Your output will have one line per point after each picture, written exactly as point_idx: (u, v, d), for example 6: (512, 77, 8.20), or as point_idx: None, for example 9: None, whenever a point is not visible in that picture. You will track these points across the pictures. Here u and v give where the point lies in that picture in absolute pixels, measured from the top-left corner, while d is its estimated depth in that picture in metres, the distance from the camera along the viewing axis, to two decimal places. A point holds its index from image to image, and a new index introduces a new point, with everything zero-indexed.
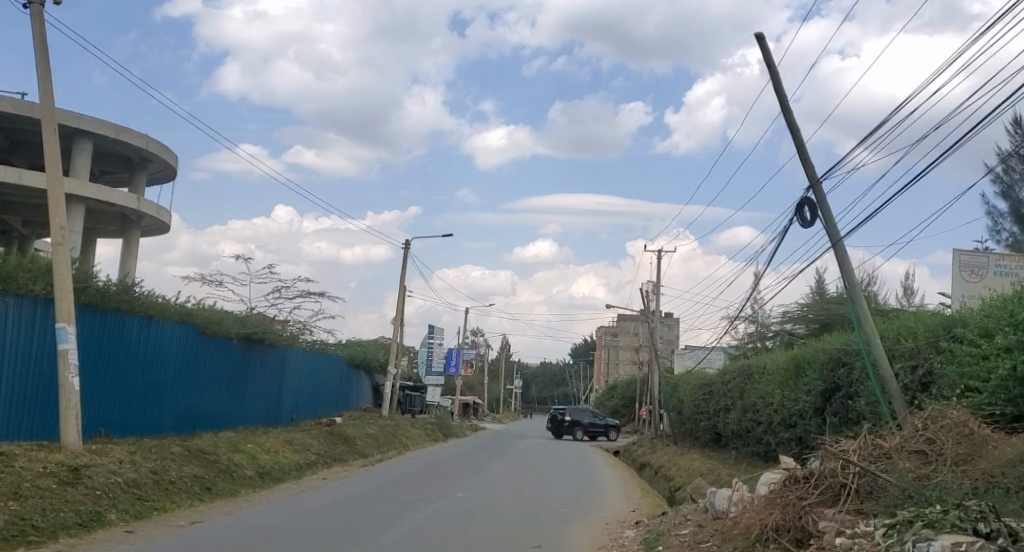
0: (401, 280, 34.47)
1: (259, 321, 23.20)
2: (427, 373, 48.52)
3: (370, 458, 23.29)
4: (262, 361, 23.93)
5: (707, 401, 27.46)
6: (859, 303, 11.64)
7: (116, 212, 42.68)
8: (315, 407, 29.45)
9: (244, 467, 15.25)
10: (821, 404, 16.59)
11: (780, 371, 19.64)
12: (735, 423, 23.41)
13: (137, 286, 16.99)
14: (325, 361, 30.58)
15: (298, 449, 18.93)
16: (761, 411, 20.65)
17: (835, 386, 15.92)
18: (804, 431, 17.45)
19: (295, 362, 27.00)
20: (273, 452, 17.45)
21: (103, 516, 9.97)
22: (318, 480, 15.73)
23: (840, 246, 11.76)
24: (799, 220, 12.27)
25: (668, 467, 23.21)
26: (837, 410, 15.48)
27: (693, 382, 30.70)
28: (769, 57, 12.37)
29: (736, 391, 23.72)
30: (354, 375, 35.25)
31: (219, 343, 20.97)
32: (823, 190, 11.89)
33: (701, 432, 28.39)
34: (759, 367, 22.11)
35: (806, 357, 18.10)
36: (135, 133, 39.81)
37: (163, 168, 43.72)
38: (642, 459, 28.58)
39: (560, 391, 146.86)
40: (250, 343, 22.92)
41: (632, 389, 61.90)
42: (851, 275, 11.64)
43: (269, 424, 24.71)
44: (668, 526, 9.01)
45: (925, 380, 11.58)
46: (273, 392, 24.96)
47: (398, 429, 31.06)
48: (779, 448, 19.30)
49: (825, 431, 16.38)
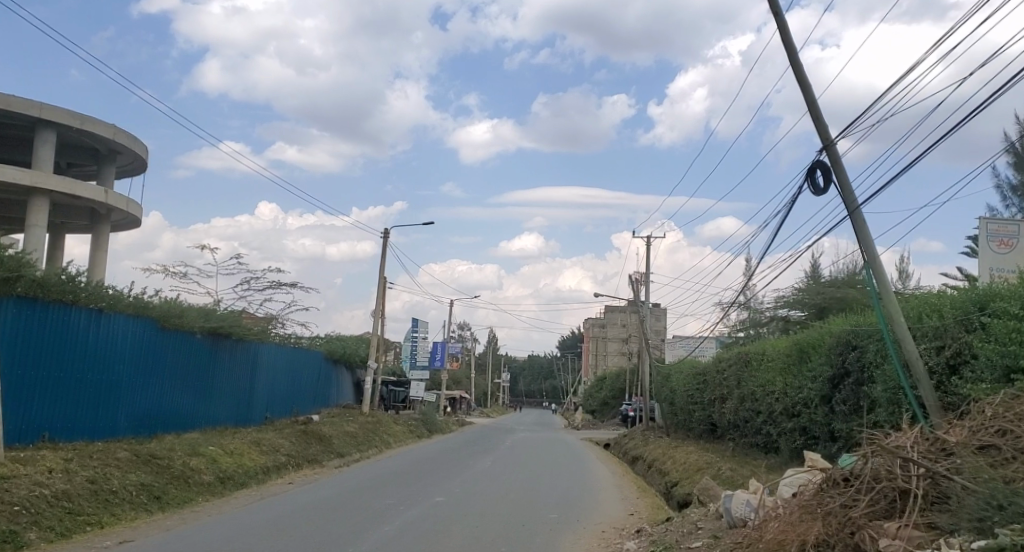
0: (381, 270, 33.00)
1: (226, 315, 21.79)
2: (411, 368, 47.16)
3: (346, 457, 21.91)
4: (230, 357, 22.52)
5: (701, 391, 26.28)
6: (881, 276, 10.43)
7: (84, 206, 40.96)
8: (292, 405, 28.08)
9: (202, 473, 13.87)
10: (829, 392, 15.40)
11: (781, 357, 18.44)
12: (732, 413, 22.18)
13: (81, 275, 15.55)
14: (301, 357, 29.18)
15: (266, 450, 17.53)
16: (761, 400, 19.45)
17: (845, 372, 14.72)
18: (810, 421, 16.26)
19: (268, 358, 25.58)
20: (237, 454, 16.04)
21: (18, 537, 8.58)
22: (284, 485, 14.36)
23: (858, 215, 10.54)
24: (810, 187, 11.03)
25: (662, 461, 21.96)
26: (849, 398, 14.30)
27: (686, 371, 29.50)
28: (775, 5, 11.10)
29: (732, 380, 22.54)
30: (333, 371, 33.91)
31: (181, 338, 19.56)
32: (837, 153, 10.67)
33: (695, 423, 27.21)
34: (757, 354, 20.88)
35: (809, 341, 16.91)
36: (101, 123, 38.11)
37: (133, 160, 42.03)
38: (635, 451, 27.32)
39: (548, 385, 145.74)
40: (217, 338, 21.51)
41: (621, 380, 60.72)
42: (871, 246, 10.44)
43: (241, 423, 23.35)
44: (676, 537, 7.70)
45: (955, 361, 10.43)
46: (244, 390, 23.59)
47: (379, 427, 29.64)
48: (780, 439, 18.14)
49: (833, 420, 15.22)
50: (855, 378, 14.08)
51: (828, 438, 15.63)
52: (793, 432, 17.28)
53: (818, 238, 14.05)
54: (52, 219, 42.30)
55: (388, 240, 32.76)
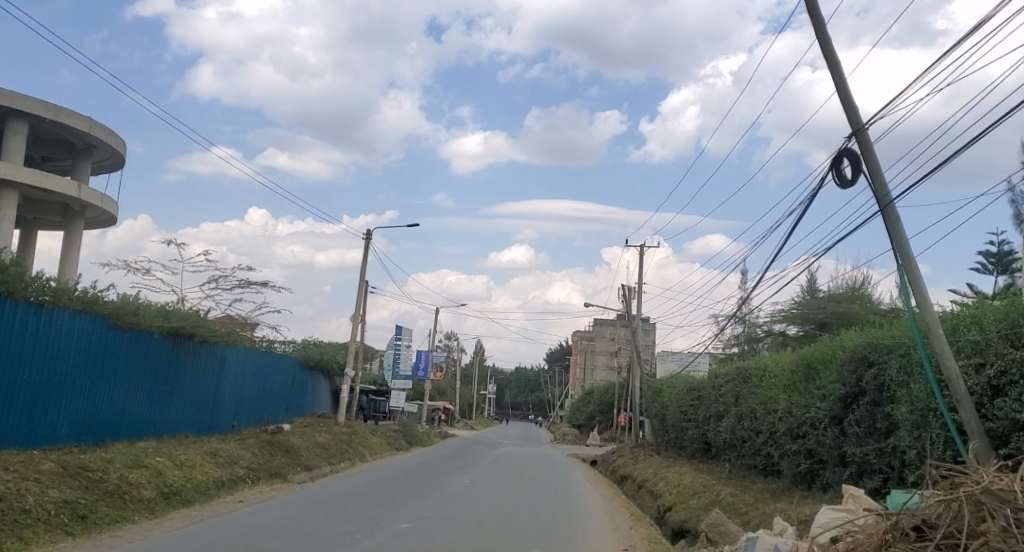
0: (361, 273, 31.48)
1: (189, 314, 20.26)
2: (393, 377, 45.67)
3: (314, 471, 20.36)
4: (194, 359, 21.01)
5: (694, 408, 24.94)
6: (917, 281, 9.09)
7: (57, 201, 39.24)
8: (261, 413, 26.55)
9: (143, 488, 12.29)
10: (840, 412, 14.05)
11: (785, 373, 17.11)
12: (728, 432, 20.88)
13: (19, 265, 14.07)
14: (273, 362, 27.63)
15: (223, 463, 15.98)
16: (761, 419, 18.16)
17: (860, 392, 13.36)
18: (817, 444, 14.93)
19: (236, 362, 24.02)
20: (188, 467, 14.50)
21: None
22: (235, 503, 12.82)
23: (891, 210, 9.21)
24: (835, 178, 9.66)
25: (654, 481, 20.55)
26: (865, 419, 12.99)
27: (679, 386, 28.13)
28: None
29: (728, 397, 21.21)
30: (309, 378, 32.43)
31: (138, 337, 18.07)
32: (869, 139, 9.33)
33: (687, 442, 25.89)
34: (757, 369, 19.56)
35: (816, 356, 15.58)
36: (76, 115, 36.54)
37: (110, 155, 40.42)
38: (624, 470, 25.86)
39: (535, 397, 144.37)
40: (178, 338, 19.99)
41: (610, 394, 59.21)
42: (907, 248, 9.11)
43: (204, 431, 21.84)
44: None
45: (998, 382, 9.11)
46: (207, 395, 22.02)
47: (354, 438, 28.08)
48: (782, 462, 16.80)
49: (844, 444, 13.87)
50: (872, 398, 12.74)
51: (836, 463, 14.28)
52: (797, 455, 15.92)
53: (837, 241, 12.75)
54: (23, 214, 40.59)
55: (370, 242, 31.31)
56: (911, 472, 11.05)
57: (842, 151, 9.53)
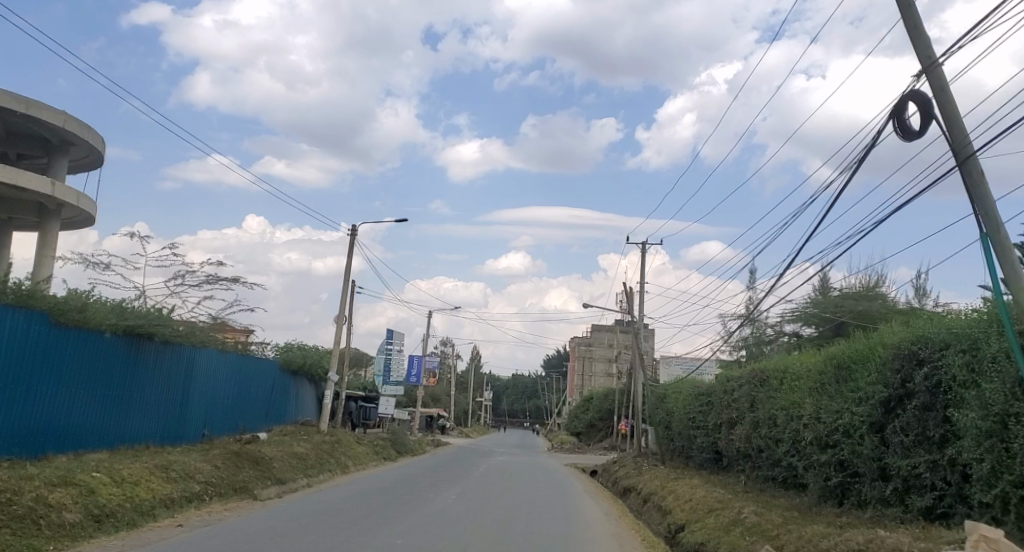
0: (347, 272, 29.59)
1: (149, 313, 18.38)
2: (384, 383, 43.69)
3: (287, 486, 18.46)
4: (157, 362, 19.19)
5: (703, 415, 23.07)
6: (1009, 255, 7.21)
7: (32, 200, 37.21)
8: (237, 420, 24.69)
9: (65, 511, 10.35)
10: (881, 418, 12.23)
11: (811, 374, 15.30)
12: (743, 441, 19.07)
13: None
14: (250, 366, 25.75)
15: (175, 477, 14.10)
16: (782, 427, 16.34)
17: (907, 394, 11.54)
18: (850, 454, 13.12)
19: (206, 366, 22.10)
20: (131, 483, 12.63)
21: None
22: (176, 528, 10.96)
23: (972, 165, 7.40)
24: (897, 129, 7.83)
25: (661, 495, 18.63)
26: (913, 426, 11.19)
27: (685, 390, 26.26)
28: None
29: (743, 402, 19.37)
30: (292, 384, 30.58)
31: (87, 336, 16.23)
32: (943, 77, 7.49)
33: (696, 451, 23.99)
34: (777, 372, 17.74)
35: (851, 354, 13.75)
36: (50, 110, 34.57)
37: (88, 152, 38.44)
38: (627, 482, 23.95)
39: (532, 404, 142.44)
40: (138, 338, 18.13)
41: (610, 400, 57.37)
42: (994, 212, 7.27)
43: (167, 440, 20.00)
44: None
45: None
46: (172, 402, 20.13)
47: (337, 447, 26.13)
48: (807, 475, 14.98)
49: (886, 455, 12.06)
50: (922, 402, 10.95)
51: (875, 477, 12.41)
52: (826, 467, 14.07)
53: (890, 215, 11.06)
54: None
55: (355, 239, 29.44)
56: (979, 490, 9.24)
57: (906, 93, 7.66)
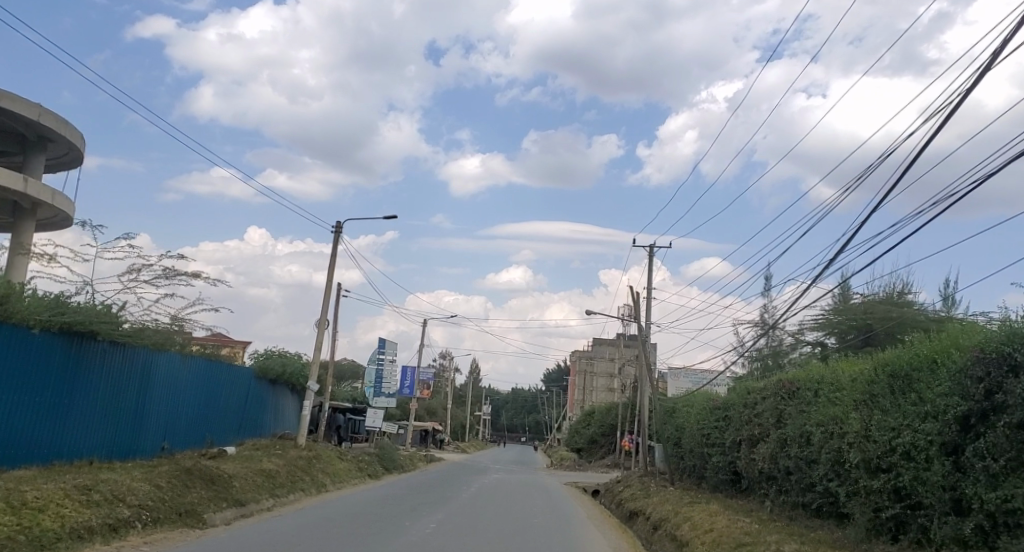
0: (331, 272, 27.27)
1: (95, 308, 16.12)
2: (375, 395, 41.19)
3: (246, 509, 16.03)
4: (104, 366, 16.91)
5: (721, 431, 20.68)
6: None
7: (4, 198, 34.69)
8: (201, 432, 22.25)
9: None
10: (955, 438, 9.93)
11: (857, 384, 12.98)
12: (768, 461, 16.71)
13: None
14: (219, 373, 23.34)
15: (98, 502, 11.69)
16: (819, 445, 14.00)
17: (993, 409, 9.26)
18: (912, 480, 10.80)
19: (165, 370, 19.74)
20: (31, 511, 10.20)
21: None
22: None
23: None
24: None
25: (676, 522, 16.24)
26: (1004, 446, 8.92)
27: (699, 403, 23.85)
28: None
29: (768, 418, 17.03)
30: (269, 395, 28.12)
31: (12, 334, 14.01)
32: None
33: (711, 470, 21.55)
34: (811, 381, 15.41)
35: (913, 359, 11.45)
36: (22, 101, 32.11)
37: (66, 148, 35.99)
38: (634, 505, 21.49)
39: (531, 419, 139.93)
40: (81, 337, 15.89)
41: (612, 415, 55.20)
42: None
43: (114, 454, 17.59)
44: None
45: None
46: (122, 411, 17.78)
47: (314, 463, 23.71)
48: (851, 503, 12.62)
49: (963, 482, 9.75)
50: (1017, 419, 8.67)
51: (946, 511, 10.07)
52: (876, 495, 11.75)
53: (998, 169, 8.89)
54: None
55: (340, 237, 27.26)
56: None
57: None
